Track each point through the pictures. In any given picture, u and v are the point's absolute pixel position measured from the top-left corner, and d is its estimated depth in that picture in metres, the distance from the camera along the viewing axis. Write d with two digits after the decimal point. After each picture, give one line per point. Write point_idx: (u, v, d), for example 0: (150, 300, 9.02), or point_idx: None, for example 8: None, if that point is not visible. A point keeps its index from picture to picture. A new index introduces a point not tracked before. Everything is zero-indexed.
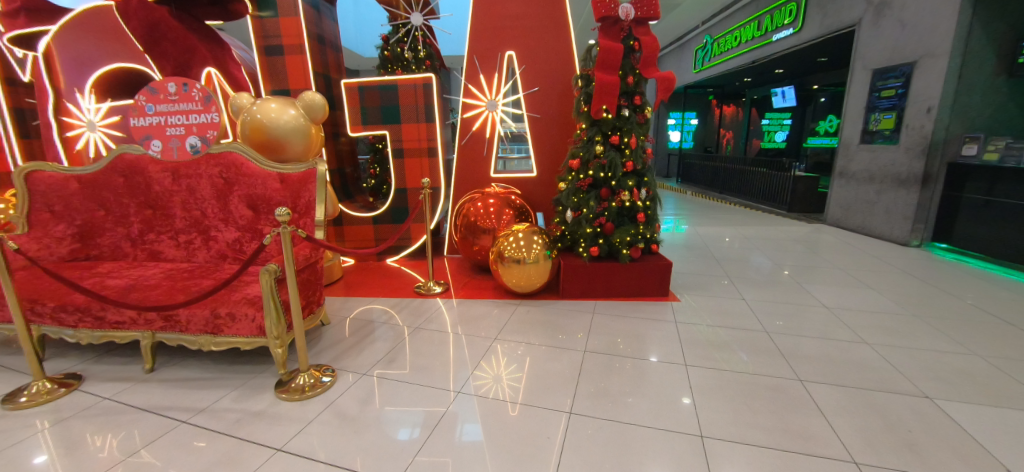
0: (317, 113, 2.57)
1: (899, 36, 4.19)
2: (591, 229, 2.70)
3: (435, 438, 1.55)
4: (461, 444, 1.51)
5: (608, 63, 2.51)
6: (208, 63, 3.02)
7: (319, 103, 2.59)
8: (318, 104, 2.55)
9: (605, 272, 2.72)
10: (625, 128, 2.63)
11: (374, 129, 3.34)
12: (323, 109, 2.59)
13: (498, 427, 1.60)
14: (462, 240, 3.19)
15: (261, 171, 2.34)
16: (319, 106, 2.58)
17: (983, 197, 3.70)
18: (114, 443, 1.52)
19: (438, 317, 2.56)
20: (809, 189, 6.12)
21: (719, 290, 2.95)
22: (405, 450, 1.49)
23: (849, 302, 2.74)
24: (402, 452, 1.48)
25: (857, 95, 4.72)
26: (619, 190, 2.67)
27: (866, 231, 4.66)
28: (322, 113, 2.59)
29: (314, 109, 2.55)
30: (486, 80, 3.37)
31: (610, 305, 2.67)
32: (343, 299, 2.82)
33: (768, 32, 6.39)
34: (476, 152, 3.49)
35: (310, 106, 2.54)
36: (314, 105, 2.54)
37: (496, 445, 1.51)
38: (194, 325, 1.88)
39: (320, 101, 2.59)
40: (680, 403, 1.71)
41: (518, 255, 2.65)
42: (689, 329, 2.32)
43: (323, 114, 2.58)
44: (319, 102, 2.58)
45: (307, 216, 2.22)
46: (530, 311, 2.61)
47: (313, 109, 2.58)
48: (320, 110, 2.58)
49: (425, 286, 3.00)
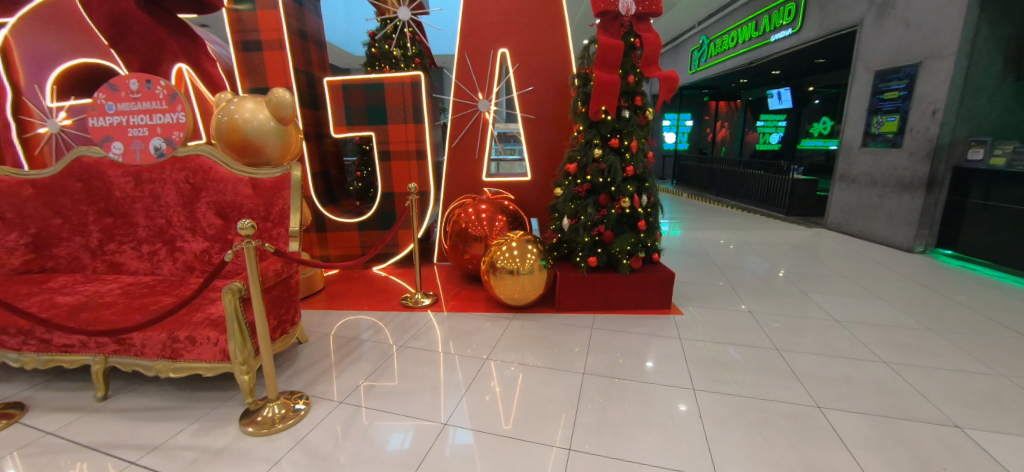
0: (286, 114, 2.24)
1: (903, 37, 4.09)
2: (589, 238, 2.54)
3: (434, 452, 1.50)
4: (454, 449, 1.51)
5: (608, 61, 2.35)
6: (179, 58, 2.80)
7: (289, 101, 2.25)
8: (286, 103, 2.21)
9: (604, 284, 2.56)
10: (625, 131, 2.47)
11: (359, 130, 3.16)
12: (293, 108, 2.25)
13: (494, 450, 1.50)
14: (452, 247, 3.02)
15: (231, 176, 2.15)
16: (289, 105, 2.24)
17: (981, 201, 3.67)
18: (86, 466, 1.43)
19: (425, 334, 2.38)
20: (807, 192, 6.02)
21: (723, 300, 2.80)
22: (405, 460, 1.46)
23: (859, 315, 2.61)
24: (403, 460, 1.46)
25: (859, 96, 4.61)
26: (619, 196, 2.50)
27: (867, 236, 4.56)
28: (292, 112, 2.25)
29: (282, 109, 2.22)
30: (477, 79, 3.20)
31: (609, 319, 2.50)
32: (324, 312, 2.62)
33: (766, 33, 6.29)
34: (467, 154, 3.32)
35: (277, 106, 2.21)
36: (282, 105, 2.21)
37: (486, 451, 1.50)
38: (151, 348, 1.69)
39: (290, 98, 2.25)
40: (677, 409, 1.70)
41: (511, 266, 2.48)
42: (694, 346, 2.17)
43: (293, 114, 2.25)
44: (289, 100, 2.23)
45: (281, 225, 2.03)
46: (525, 325, 2.44)
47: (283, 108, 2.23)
48: (290, 109, 2.24)
49: (412, 298, 2.82)
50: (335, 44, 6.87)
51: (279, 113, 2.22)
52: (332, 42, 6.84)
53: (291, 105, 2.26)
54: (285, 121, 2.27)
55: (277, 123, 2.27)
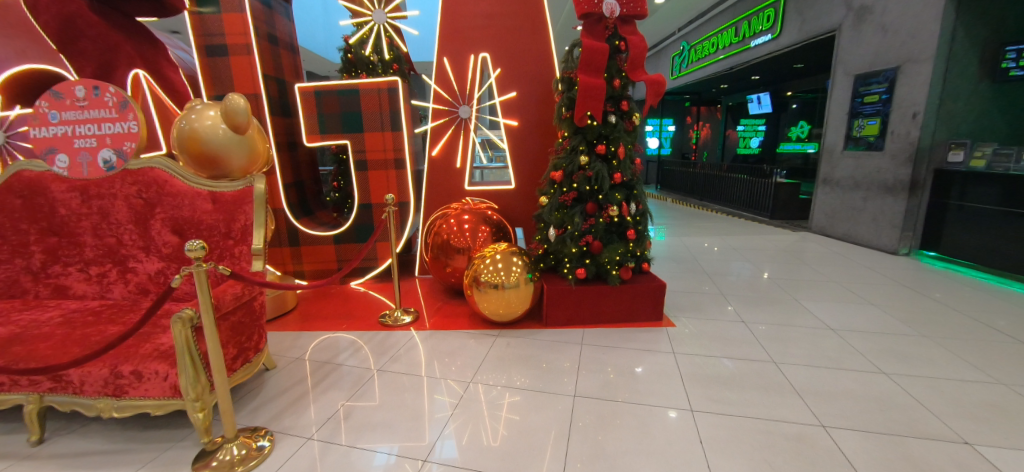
0: (241, 121, 1.94)
1: (881, 41, 4.14)
2: (577, 248, 2.43)
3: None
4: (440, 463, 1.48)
5: (593, 65, 2.27)
6: (136, 64, 2.59)
7: (244, 106, 1.93)
8: (238, 110, 1.89)
9: (593, 296, 2.45)
10: (612, 136, 2.38)
11: (334, 138, 3.00)
12: (248, 114, 1.93)
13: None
14: (434, 260, 2.87)
15: (189, 190, 1.97)
16: (243, 110, 1.92)
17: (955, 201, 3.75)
18: None
19: (404, 356, 2.22)
20: (790, 196, 6.05)
21: (714, 309, 2.72)
22: None
23: (852, 322, 2.54)
24: None
25: (840, 100, 4.65)
26: (606, 205, 2.40)
27: (851, 239, 4.57)
28: (247, 119, 1.94)
29: (235, 117, 1.91)
30: (458, 85, 3.09)
31: (599, 333, 2.38)
32: (297, 334, 2.44)
33: (746, 38, 6.35)
34: (449, 163, 3.19)
35: (229, 114, 1.90)
36: (235, 113, 1.90)
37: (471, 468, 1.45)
38: (91, 385, 1.50)
39: (245, 103, 1.93)
40: (667, 416, 1.69)
41: (496, 280, 2.35)
42: (688, 363, 2.06)
43: (248, 122, 1.94)
44: (242, 106, 1.91)
45: (244, 243, 1.87)
46: (511, 343, 2.31)
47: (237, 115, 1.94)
48: (244, 116, 1.93)
49: (391, 316, 2.65)
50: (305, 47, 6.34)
51: (233, 121, 1.92)
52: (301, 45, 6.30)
53: (247, 111, 1.95)
54: (242, 129, 1.98)
55: (234, 131, 1.98)
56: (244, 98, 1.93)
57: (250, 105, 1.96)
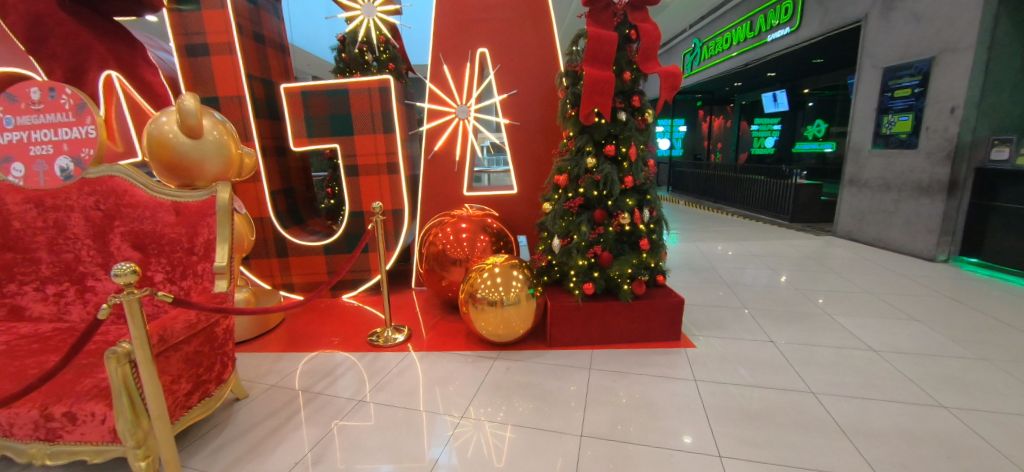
0: (193, 123, 1.83)
1: (913, 31, 3.84)
2: (584, 260, 2.18)
3: None
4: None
5: (600, 57, 2.03)
6: (109, 64, 2.41)
7: (193, 106, 1.83)
8: (186, 111, 1.79)
9: (603, 314, 2.19)
10: (623, 135, 2.14)
11: (322, 142, 2.80)
12: (196, 114, 1.82)
13: None
14: (428, 272, 2.65)
15: (150, 200, 1.78)
16: (192, 110, 1.82)
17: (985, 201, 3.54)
18: None
19: (392, 383, 1.98)
20: (811, 198, 5.71)
21: (738, 326, 2.44)
22: None
23: (896, 342, 2.25)
24: None
25: (867, 95, 4.34)
26: (617, 211, 2.16)
27: (882, 244, 4.25)
28: (196, 119, 1.83)
29: (185, 119, 1.82)
30: (455, 83, 2.87)
31: (611, 355, 2.14)
32: (277, 356, 2.22)
33: (762, 33, 6.05)
34: (446, 167, 2.98)
35: (179, 117, 1.82)
36: (183, 114, 1.80)
37: None
38: (20, 429, 1.29)
39: (193, 102, 1.82)
40: (681, 441, 1.53)
41: (494, 296, 2.11)
42: (713, 394, 1.80)
43: (197, 122, 1.82)
44: (190, 106, 1.81)
45: (208, 259, 1.67)
46: (510, 368, 2.07)
47: (194, 117, 1.84)
48: (193, 116, 1.82)
49: (382, 335, 2.42)
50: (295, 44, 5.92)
51: (185, 124, 1.83)
52: (293, 43, 5.91)
53: (198, 111, 1.84)
54: (199, 132, 1.87)
55: (194, 137, 1.88)
56: (193, 98, 1.83)
57: (201, 104, 1.85)
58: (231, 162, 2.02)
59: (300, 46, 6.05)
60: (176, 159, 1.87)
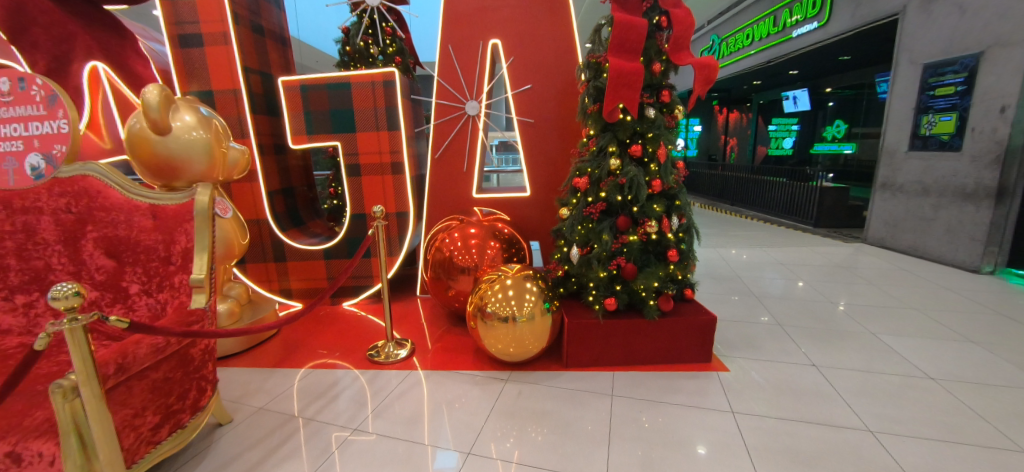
0: (156, 118, 1.66)
1: (958, 25, 3.57)
2: (605, 272, 1.98)
3: None
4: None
5: (627, 46, 1.82)
6: (94, 55, 2.24)
7: (156, 100, 1.64)
8: (148, 105, 1.62)
9: (626, 332, 1.97)
10: (650, 134, 1.92)
11: (322, 140, 2.61)
12: (156, 109, 1.63)
13: None
14: (434, 281, 2.45)
15: (126, 203, 1.60)
16: (153, 104, 1.64)
17: None
18: None
19: (391, 407, 1.78)
20: (837, 202, 5.42)
21: (774, 347, 2.20)
22: None
23: (956, 369, 2.01)
24: None
25: (903, 93, 4.06)
26: (642, 219, 1.95)
27: (919, 253, 3.96)
28: (159, 114, 1.65)
29: (149, 114, 1.65)
30: (465, 78, 2.67)
31: (635, 378, 1.92)
32: (268, 372, 2.03)
33: (786, 28, 5.76)
34: (454, 167, 2.78)
35: (144, 110, 1.65)
36: (145, 108, 1.63)
37: None
38: None
39: (156, 96, 1.63)
40: (695, 452, 1.47)
41: (505, 312, 1.91)
42: (755, 429, 1.58)
43: (159, 117, 1.64)
44: (152, 100, 1.63)
45: (185, 270, 1.48)
46: (523, 392, 1.85)
47: (160, 113, 1.67)
48: (155, 111, 1.64)
49: (383, 350, 2.21)
50: (297, 38, 5.77)
51: (149, 118, 1.66)
52: (294, 36, 5.73)
53: (161, 106, 1.65)
54: (165, 128, 1.70)
55: (167, 135, 1.72)
56: (157, 90, 1.63)
57: (166, 98, 1.65)
58: (207, 162, 1.83)
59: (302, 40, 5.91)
60: (148, 155, 1.74)
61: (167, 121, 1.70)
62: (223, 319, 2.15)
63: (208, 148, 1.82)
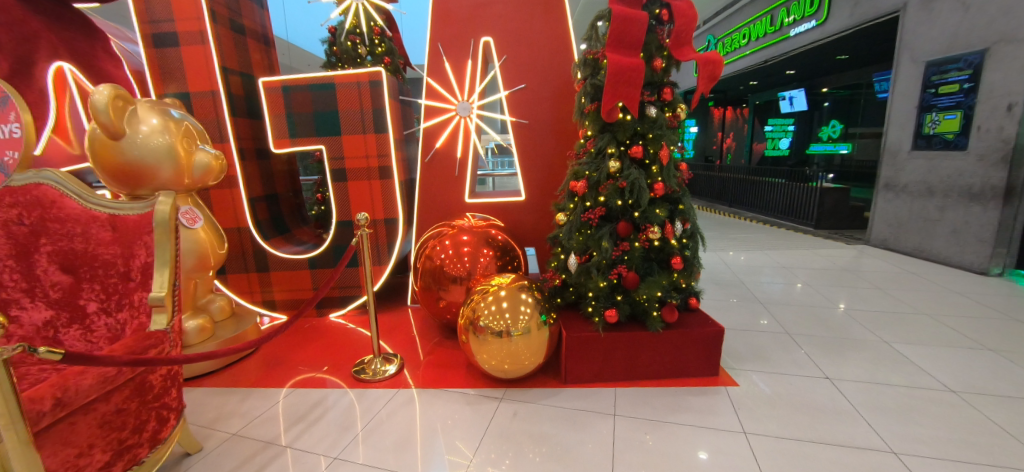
0: (105, 122, 1.53)
1: (961, 21, 3.49)
2: (605, 282, 1.86)
3: None
4: None
5: (627, 41, 1.71)
6: (60, 54, 2.11)
7: (105, 103, 1.50)
8: (96, 110, 1.49)
9: (628, 345, 1.85)
10: (651, 135, 1.81)
11: (305, 144, 2.48)
12: (103, 113, 1.50)
13: None
14: (424, 291, 2.32)
15: (83, 213, 1.46)
16: (102, 107, 1.50)
17: None
18: None
19: (376, 431, 1.65)
20: (837, 203, 5.34)
21: (784, 358, 2.09)
22: None
23: (978, 381, 1.90)
24: None
25: (905, 92, 3.98)
26: (644, 224, 1.83)
27: (924, 254, 3.87)
28: (110, 119, 1.51)
29: (99, 118, 1.52)
30: (456, 77, 2.55)
31: (639, 396, 1.79)
32: (244, 393, 1.89)
33: (784, 27, 5.69)
34: (445, 171, 2.66)
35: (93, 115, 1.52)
36: (94, 113, 1.50)
37: None
38: None
39: (104, 99, 1.50)
40: (697, 458, 1.43)
41: (499, 326, 1.78)
42: (771, 452, 1.46)
43: (111, 122, 1.51)
44: (99, 103, 1.49)
45: (143, 287, 1.35)
46: (518, 413, 1.72)
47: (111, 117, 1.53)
48: (106, 116, 1.51)
49: (370, 367, 2.07)
50: (285, 40, 5.64)
51: (100, 124, 1.53)
52: (284, 39, 5.61)
53: (109, 109, 1.51)
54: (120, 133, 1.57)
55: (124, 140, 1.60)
56: (105, 92, 1.49)
57: (115, 101, 1.51)
58: (163, 169, 1.70)
59: (289, 42, 5.75)
60: (107, 162, 1.63)
61: (120, 125, 1.57)
62: (193, 336, 1.97)
63: (163, 155, 1.68)
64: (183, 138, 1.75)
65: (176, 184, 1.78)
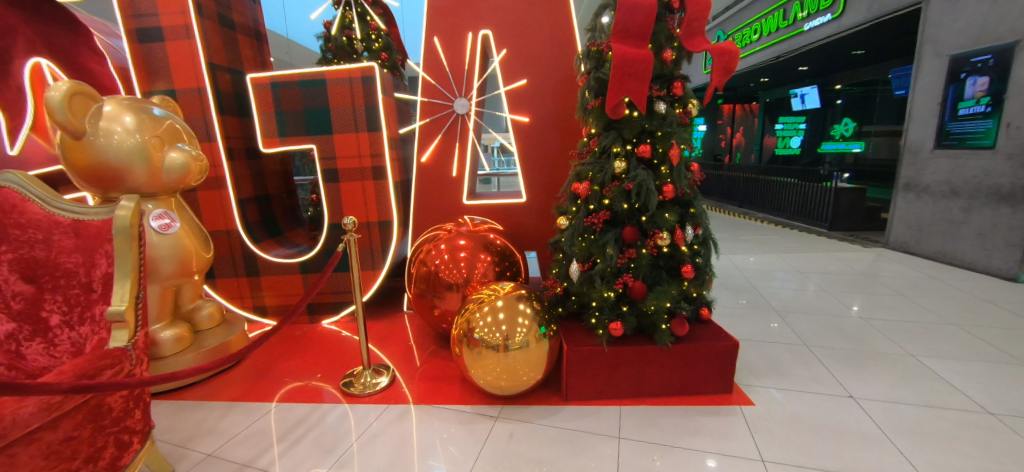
0: (62, 120, 1.45)
1: (988, 13, 3.31)
2: (610, 292, 1.72)
3: None
4: None
5: (634, 30, 1.57)
6: (37, 50, 2.01)
7: (60, 100, 1.42)
8: (52, 108, 1.42)
9: (634, 360, 1.72)
10: (660, 133, 1.67)
11: (296, 143, 2.37)
12: (58, 110, 1.42)
13: None
14: (418, 298, 2.20)
15: (45, 218, 1.35)
16: (57, 104, 1.43)
17: None
18: None
19: (361, 453, 1.52)
20: (853, 203, 5.14)
21: (802, 373, 1.94)
22: None
23: (1017, 400, 1.74)
24: None
25: (927, 87, 3.79)
26: (653, 230, 1.70)
27: (947, 258, 3.69)
28: (66, 117, 1.44)
29: (56, 116, 1.45)
30: (453, 73, 2.43)
31: (646, 415, 1.66)
32: (225, 408, 1.78)
33: (797, 21, 5.49)
34: (443, 172, 2.54)
35: (51, 113, 1.45)
36: (50, 111, 1.43)
37: None
38: None
39: (58, 95, 1.42)
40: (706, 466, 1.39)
41: (495, 339, 1.65)
42: None
43: (67, 120, 1.44)
44: (54, 100, 1.42)
45: (104, 299, 1.24)
46: (515, 434, 1.59)
47: (68, 114, 1.46)
48: (61, 113, 1.43)
49: (359, 379, 1.95)
50: (284, 37, 5.57)
51: (58, 122, 1.46)
52: (283, 37, 5.53)
53: (66, 106, 1.44)
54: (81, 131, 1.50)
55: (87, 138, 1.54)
56: (60, 89, 1.42)
57: (71, 98, 1.43)
58: (135, 168, 1.63)
59: (287, 39, 5.68)
60: (76, 162, 1.57)
61: (79, 123, 1.49)
62: (168, 347, 1.84)
63: (130, 155, 1.59)
64: (153, 136, 1.65)
65: (149, 184, 1.71)
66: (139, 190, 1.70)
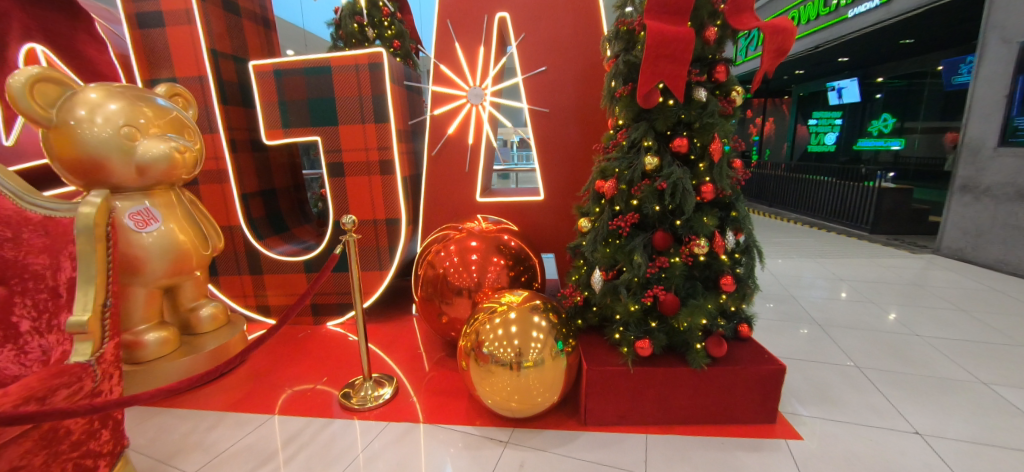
0: (27, 109, 1.41)
1: None
2: (637, 305, 1.52)
3: None
4: None
5: (673, 4, 1.35)
6: (32, 35, 1.93)
7: (20, 87, 1.38)
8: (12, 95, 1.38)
9: (663, 383, 1.52)
10: (699, 124, 1.45)
11: (301, 135, 2.24)
12: (17, 97, 1.38)
13: None
14: (425, 303, 2.04)
15: (14, 214, 1.23)
16: (19, 92, 1.39)
17: None
18: None
19: None
20: (897, 205, 4.73)
21: (856, 401, 1.71)
22: None
23: None
24: None
25: (991, 78, 3.42)
26: (688, 236, 1.49)
27: (1011, 268, 3.34)
28: (24, 103, 1.39)
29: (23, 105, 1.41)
30: (467, 60, 2.24)
31: (676, 447, 1.45)
32: (215, 420, 1.65)
33: (841, 7, 5.06)
34: (454, 167, 2.37)
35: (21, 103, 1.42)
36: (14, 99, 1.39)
37: None
38: None
39: (17, 82, 1.37)
40: None
41: (506, 355, 1.47)
42: None
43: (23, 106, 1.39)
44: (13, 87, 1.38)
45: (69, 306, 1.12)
46: (526, 464, 1.41)
47: (30, 102, 1.41)
48: (21, 101, 1.39)
49: (358, 391, 1.79)
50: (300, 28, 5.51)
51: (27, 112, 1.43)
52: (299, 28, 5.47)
53: (27, 93, 1.39)
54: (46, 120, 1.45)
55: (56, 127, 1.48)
56: (20, 75, 1.37)
57: (28, 84, 1.38)
58: (107, 158, 1.52)
59: (303, 30, 5.62)
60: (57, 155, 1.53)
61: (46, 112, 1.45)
62: (153, 350, 1.72)
63: (97, 144, 1.49)
64: (126, 125, 1.52)
65: (131, 177, 1.59)
66: (125, 183, 1.61)
